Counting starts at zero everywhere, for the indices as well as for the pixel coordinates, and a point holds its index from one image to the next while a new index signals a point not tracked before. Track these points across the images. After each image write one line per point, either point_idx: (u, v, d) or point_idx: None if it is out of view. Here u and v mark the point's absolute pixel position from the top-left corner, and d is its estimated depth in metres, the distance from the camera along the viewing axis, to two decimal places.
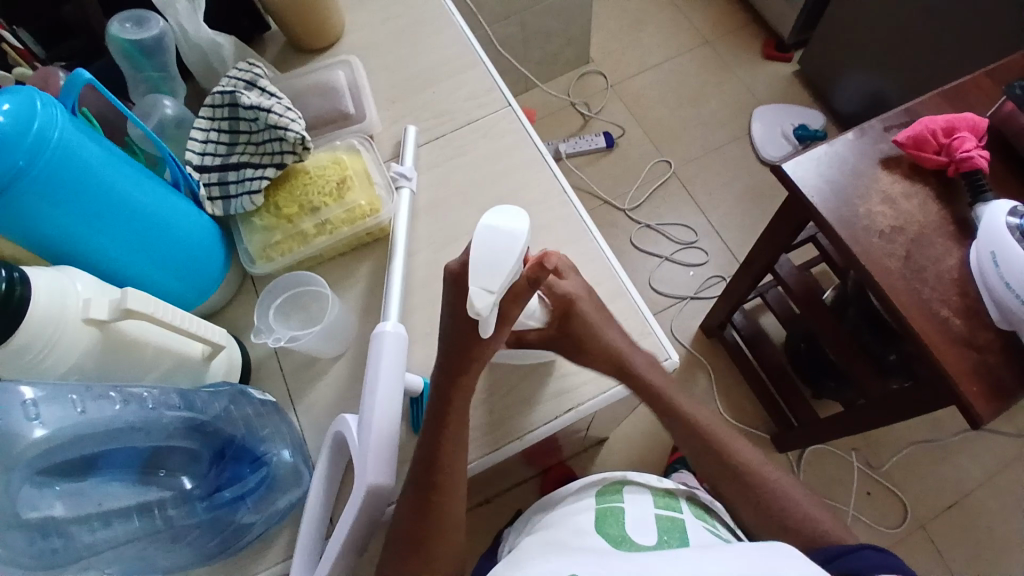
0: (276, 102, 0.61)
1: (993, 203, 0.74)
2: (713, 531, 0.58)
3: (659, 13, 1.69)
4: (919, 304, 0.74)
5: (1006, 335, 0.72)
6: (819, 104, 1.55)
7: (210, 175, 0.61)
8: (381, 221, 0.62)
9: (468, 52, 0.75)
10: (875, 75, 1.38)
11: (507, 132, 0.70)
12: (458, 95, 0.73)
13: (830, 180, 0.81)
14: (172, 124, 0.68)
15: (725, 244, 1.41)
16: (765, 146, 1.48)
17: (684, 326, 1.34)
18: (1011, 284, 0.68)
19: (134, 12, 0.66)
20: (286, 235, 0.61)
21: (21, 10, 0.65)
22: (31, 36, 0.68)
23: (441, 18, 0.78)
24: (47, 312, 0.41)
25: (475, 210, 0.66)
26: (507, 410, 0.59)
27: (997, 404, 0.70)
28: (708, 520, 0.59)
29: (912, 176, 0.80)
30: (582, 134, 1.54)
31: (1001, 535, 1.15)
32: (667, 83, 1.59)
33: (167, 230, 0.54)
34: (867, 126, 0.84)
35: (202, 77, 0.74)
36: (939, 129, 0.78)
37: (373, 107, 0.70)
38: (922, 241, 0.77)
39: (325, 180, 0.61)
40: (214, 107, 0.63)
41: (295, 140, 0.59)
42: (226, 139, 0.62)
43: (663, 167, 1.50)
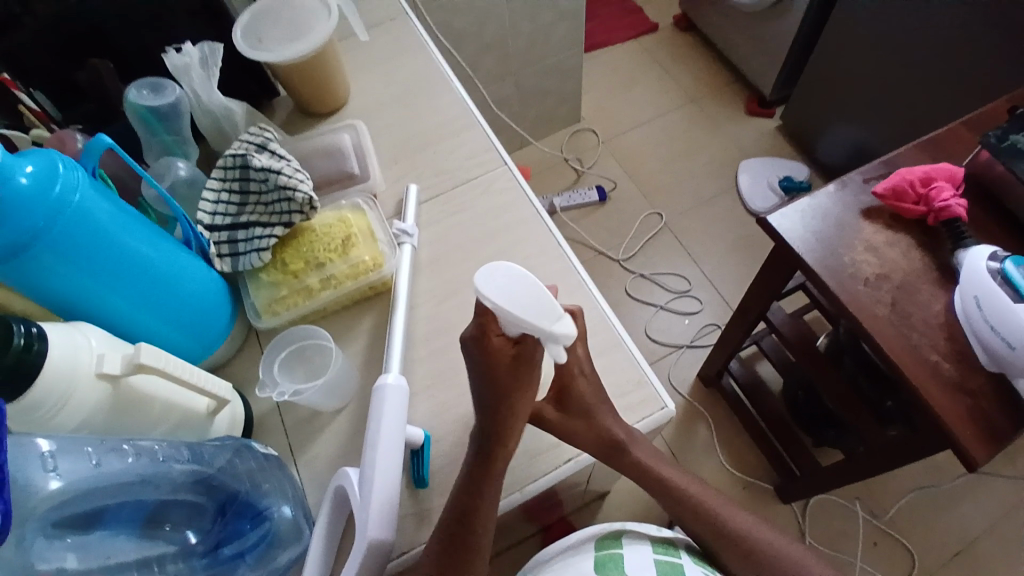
0: (285, 164, 0.64)
1: (974, 249, 0.76)
2: None
3: (646, 73, 1.78)
4: (909, 349, 0.75)
5: (996, 378, 0.73)
6: (803, 156, 1.61)
7: (219, 234, 0.63)
8: (383, 275, 0.64)
9: (467, 114, 0.80)
10: (854, 128, 1.45)
11: (504, 189, 0.73)
12: (457, 155, 0.76)
13: (815, 231, 0.84)
14: (184, 184, 0.71)
15: (718, 292, 1.43)
16: (753, 197, 1.54)
17: (682, 374, 1.34)
18: (995, 327, 0.70)
19: (152, 81, 0.71)
20: (291, 290, 0.63)
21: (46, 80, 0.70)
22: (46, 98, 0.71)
23: (442, 83, 0.83)
24: (61, 367, 0.42)
25: (475, 263, 0.68)
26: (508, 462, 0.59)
27: (994, 448, 0.70)
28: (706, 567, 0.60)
29: (894, 225, 0.84)
30: (575, 188, 1.60)
31: None
32: (656, 139, 1.66)
33: (177, 286, 0.56)
34: (847, 178, 0.88)
35: (213, 140, 0.78)
36: (917, 180, 0.81)
37: (377, 168, 0.74)
38: (908, 288, 0.79)
39: (330, 237, 0.64)
40: (225, 169, 0.66)
41: (303, 200, 0.62)
42: (237, 199, 0.65)
43: (655, 219, 1.54)
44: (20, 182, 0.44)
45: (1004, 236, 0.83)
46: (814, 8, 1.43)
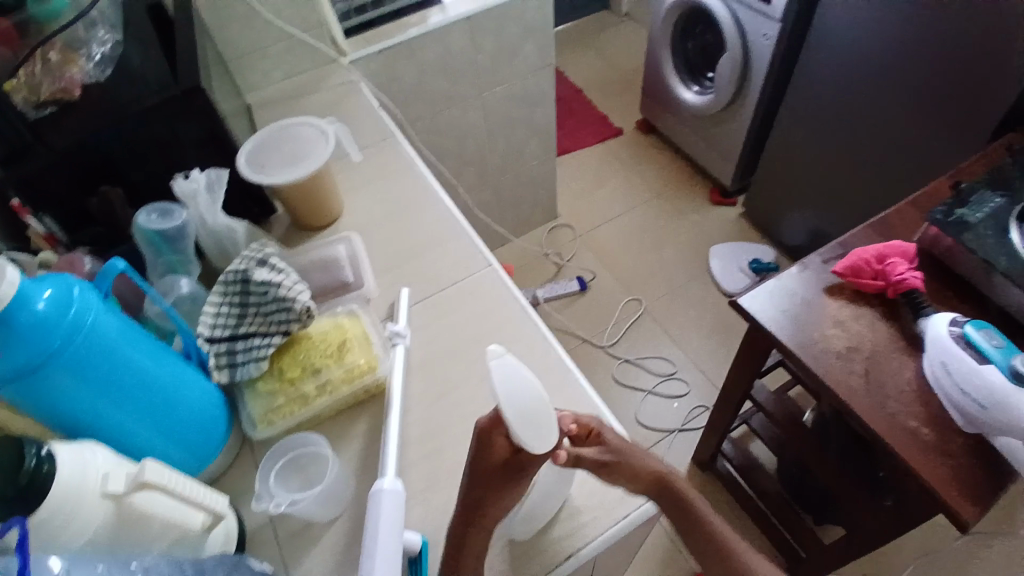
0: (285, 277, 0.68)
1: (934, 317, 0.81)
2: None
3: (615, 172, 1.92)
4: (887, 417, 0.78)
5: (976, 440, 0.75)
6: (768, 239, 1.72)
7: (219, 345, 0.66)
8: (378, 378, 0.67)
9: (453, 222, 0.86)
10: (813, 211, 1.56)
11: (491, 289, 0.78)
12: (445, 260, 0.82)
13: (784, 311, 0.89)
14: (186, 301, 0.75)
15: (704, 374, 1.46)
16: (725, 279, 1.61)
17: (676, 460, 1.34)
18: (965, 389, 0.73)
19: (161, 205, 0.77)
20: (288, 398, 0.65)
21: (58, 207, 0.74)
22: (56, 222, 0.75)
23: (428, 196, 0.90)
24: (68, 486, 0.43)
25: (465, 361, 0.71)
26: (509, 559, 0.59)
27: (983, 506, 0.71)
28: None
29: (857, 299, 0.89)
30: (556, 280, 1.67)
31: None
32: (629, 230, 1.77)
33: (179, 401, 0.57)
34: (808, 261, 0.95)
35: (215, 259, 0.83)
36: (872, 257, 0.87)
37: (370, 276, 0.79)
38: (878, 359, 0.83)
39: (327, 343, 0.67)
40: (225, 284, 0.69)
41: (301, 310, 0.65)
42: (236, 311, 0.68)
43: (635, 305, 1.60)
44: (39, 306, 0.47)
45: (961, 303, 0.88)
46: (760, 109, 1.58)
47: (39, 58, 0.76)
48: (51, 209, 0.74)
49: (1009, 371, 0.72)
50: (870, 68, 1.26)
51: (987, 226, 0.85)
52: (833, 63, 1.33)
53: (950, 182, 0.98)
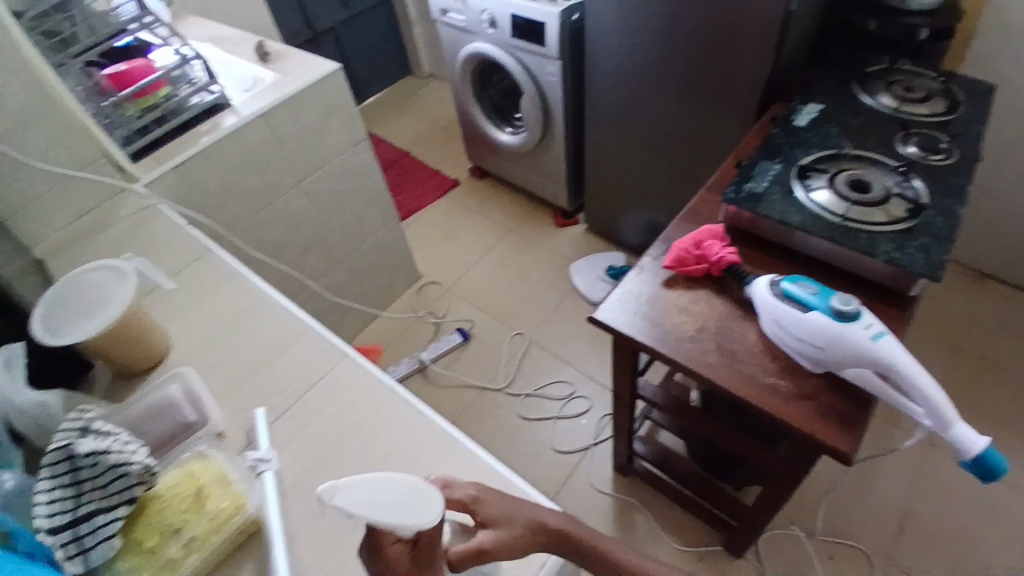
0: (113, 441, 0.61)
1: (757, 282, 0.91)
2: None
3: (464, 220, 1.98)
4: (749, 380, 0.86)
5: (826, 375, 0.85)
6: (615, 244, 1.86)
7: (62, 535, 0.54)
8: (249, 514, 0.61)
9: (297, 322, 0.83)
10: (644, 209, 1.71)
11: (354, 379, 0.75)
12: (294, 365, 0.78)
13: (638, 313, 0.96)
14: (14, 495, 0.61)
15: (596, 383, 1.52)
16: (590, 290, 1.70)
17: (598, 474, 1.37)
18: (802, 337, 0.83)
19: None
20: (153, 570, 0.56)
21: None
22: None
23: (266, 301, 0.86)
24: None
25: (345, 464, 0.68)
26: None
27: (855, 435, 0.79)
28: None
29: (691, 284, 0.98)
30: (438, 337, 1.66)
31: (945, 536, 1.23)
32: (493, 271, 1.81)
33: None
34: (642, 263, 1.03)
35: (40, 438, 0.70)
36: (689, 245, 0.98)
37: (213, 407, 0.72)
38: (723, 331, 0.92)
39: (180, 497, 0.59)
40: (51, 463, 0.58)
41: (141, 470, 0.58)
42: (70, 490, 0.56)
43: (518, 339, 1.64)
44: None
45: (774, 262, 0.99)
46: (570, 135, 1.73)
47: None
48: None
49: (832, 311, 0.81)
50: (643, 83, 1.43)
51: (770, 194, 0.97)
52: (615, 84, 1.49)
53: (734, 163, 1.13)
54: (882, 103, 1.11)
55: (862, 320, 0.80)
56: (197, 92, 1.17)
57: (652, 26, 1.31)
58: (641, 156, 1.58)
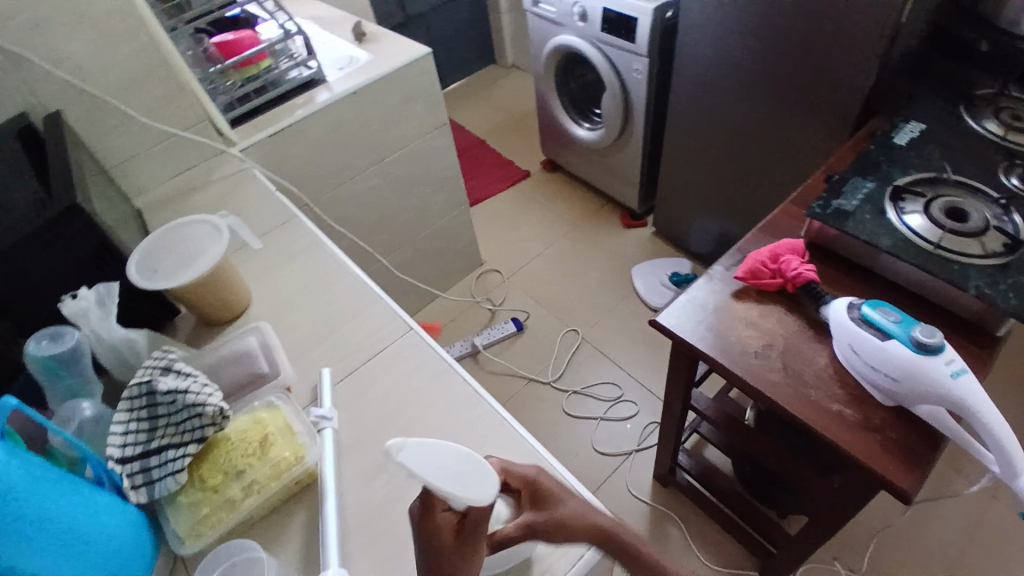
0: (192, 382, 0.65)
1: (834, 303, 0.86)
2: None
3: (530, 211, 1.98)
4: (811, 404, 0.82)
5: (897, 409, 0.80)
6: (682, 251, 1.81)
7: (131, 465, 0.61)
8: (307, 467, 0.64)
9: (368, 293, 0.86)
10: (717, 218, 1.65)
11: (415, 353, 0.78)
12: (362, 334, 0.81)
13: (701, 321, 0.94)
14: (91, 424, 0.69)
15: (647, 390, 1.50)
16: (651, 295, 1.67)
17: (638, 480, 1.35)
18: (875, 366, 0.78)
19: (50, 329, 0.73)
20: (213, 506, 0.61)
21: None
22: None
23: (340, 270, 0.90)
24: None
25: (398, 432, 0.70)
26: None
27: (920, 474, 0.75)
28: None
29: (762, 298, 0.95)
30: (492, 324, 1.68)
31: None
32: (554, 265, 1.81)
33: (98, 540, 0.54)
34: (712, 271, 1.00)
35: (120, 372, 0.77)
36: (766, 258, 0.94)
37: (287, 364, 0.75)
38: (790, 350, 0.88)
39: (247, 441, 0.63)
40: (132, 399, 0.66)
41: (214, 413, 0.62)
42: (146, 425, 0.64)
43: (572, 336, 1.63)
44: None
45: (853, 284, 0.93)
46: (649, 135, 1.69)
47: None
48: None
49: (912, 342, 0.76)
50: (734, 84, 1.38)
51: (863, 213, 0.91)
52: (702, 86, 1.45)
53: (824, 176, 1.07)
54: (986, 130, 1.01)
55: (944, 355, 0.75)
56: (296, 66, 1.23)
57: (750, 27, 1.26)
58: (720, 163, 1.54)
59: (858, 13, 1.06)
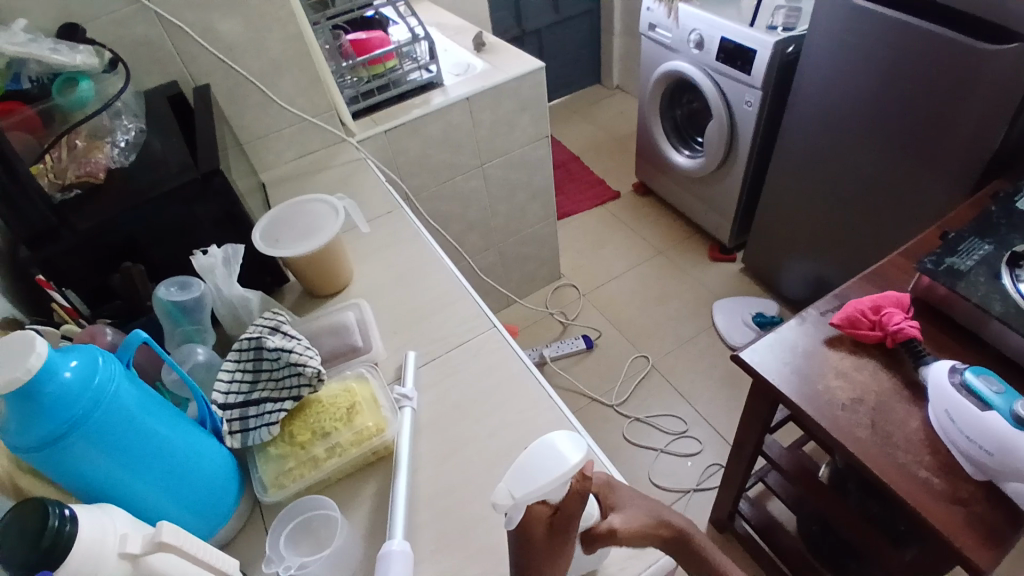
0: (297, 343, 0.71)
1: (936, 364, 0.80)
2: None
3: (615, 232, 1.98)
4: (896, 466, 0.76)
5: (987, 484, 0.73)
6: (771, 291, 1.75)
7: (232, 411, 0.68)
8: (386, 440, 0.68)
9: (457, 286, 0.90)
10: (813, 262, 1.58)
11: (494, 348, 0.80)
12: (449, 323, 0.85)
13: (786, 364, 0.90)
14: (202, 368, 0.76)
15: (715, 430, 1.45)
16: (731, 333, 1.62)
17: (693, 522, 1.30)
18: (972, 437, 0.72)
19: (180, 278, 0.80)
20: (298, 461, 0.67)
21: (73, 277, 0.78)
22: (79, 296, 0.79)
23: (434, 260, 0.95)
24: (88, 547, 0.44)
25: (468, 420, 0.73)
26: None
27: (1000, 553, 0.68)
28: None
29: (857, 350, 0.90)
30: (562, 338, 1.69)
31: None
32: (631, 288, 1.80)
33: (196, 470, 0.59)
34: (805, 313, 0.96)
35: (229, 326, 0.85)
36: (867, 308, 0.89)
37: (378, 341, 0.81)
38: (883, 408, 0.82)
39: (336, 407, 0.69)
40: (241, 350, 0.73)
41: (312, 374, 0.68)
42: (249, 377, 0.71)
43: (641, 362, 1.61)
44: (65, 376, 0.49)
45: (962, 350, 0.87)
46: (751, 170, 1.65)
47: (65, 145, 0.83)
48: (75, 285, 0.78)
49: (1010, 416, 0.70)
50: (850, 125, 1.32)
51: (978, 273, 0.85)
52: (813, 125, 1.40)
53: (940, 231, 1.00)
54: None
55: None
56: (418, 69, 1.31)
57: (873, 71, 1.21)
58: (822, 204, 1.47)
59: (996, 65, 1.00)
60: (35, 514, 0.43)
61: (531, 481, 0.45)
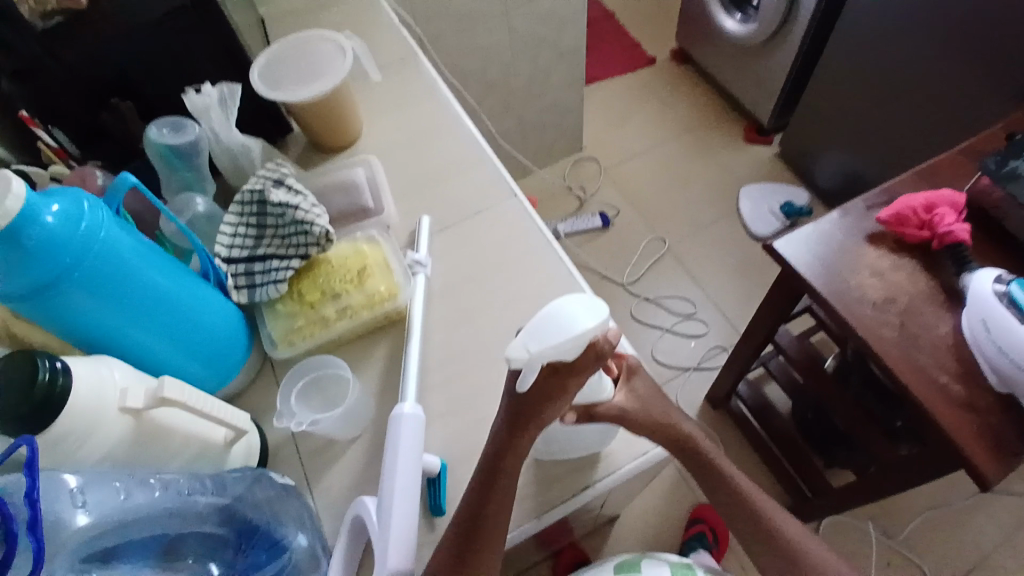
0: (303, 199, 0.66)
1: (980, 272, 0.76)
2: None
3: (645, 103, 1.83)
4: (917, 369, 0.75)
5: (1006, 398, 0.72)
6: (802, 180, 1.64)
7: (237, 266, 0.65)
8: (398, 305, 0.66)
9: (476, 149, 0.82)
10: (850, 152, 1.46)
11: (514, 219, 0.75)
12: (467, 187, 0.79)
13: (820, 257, 0.85)
14: (203, 220, 0.72)
15: (723, 316, 1.44)
16: (754, 222, 1.56)
17: (688, 396, 1.34)
18: (1005, 349, 0.69)
19: (173, 119, 0.73)
20: (308, 320, 0.65)
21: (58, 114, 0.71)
22: (67, 136, 0.72)
23: (450, 119, 0.86)
24: (86, 402, 0.44)
25: (483, 291, 0.70)
26: (547, 479, 0.59)
27: (1008, 464, 0.69)
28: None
29: (897, 249, 0.84)
30: (578, 214, 1.63)
31: None
32: (656, 167, 1.70)
33: (202, 323, 0.57)
34: (849, 205, 0.89)
35: (230, 176, 0.80)
36: (919, 206, 0.81)
37: (390, 202, 0.77)
38: (914, 310, 0.79)
39: (346, 269, 0.66)
40: (243, 203, 0.68)
41: (320, 234, 0.64)
42: (254, 233, 0.67)
43: (657, 244, 1.56)
44: (48, 221, 0.45)
45: (1010, 260, 0.81)
46: (806, 45, 1.47)
47: None
48: (62, 123, 0.71)
49: None
50: None
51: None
52: None
53: (1005, 131, 0.89)
54: None
55: None
56: None
57: None
58: (875, 92, 1.33)
59: None
60: (24, 367, 0.42)
61: (548, 341, 0.46)
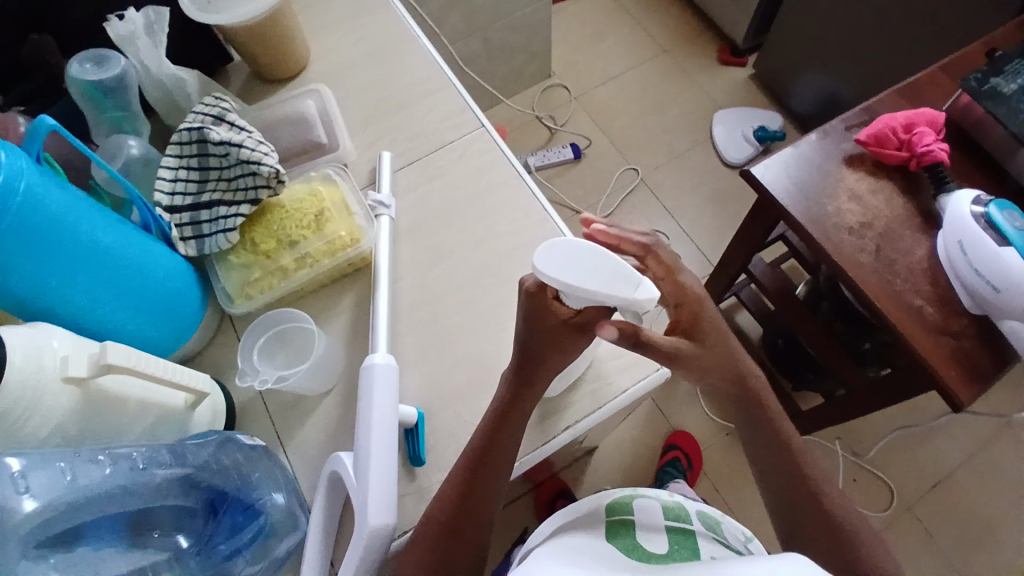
0: (246, 136, 0.60)
1: (958, 194, 0.75)
2: (725, 544, 0.56)
3: (616, 23, 1.73)
4: (893, 295, 0.75)
5: (980, 320, 0.73)
6: (777, 105, 1.59)
7: (181, 215, 0.60)
8: (362, 251, 0.62)
9: (437, 76, 0.75)
10: (827, 73, 1.41)
11: (483, 154, 0.70)
12: (428, 120, 0.73)
13: (797, 182, 0.82)
14: (139, 163, 0.65)
15: (697, 247, 1.43)
16: (728, 149, 1.52)
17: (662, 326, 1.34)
18: (982, 272, 0.69)
19: (95, 52, 0.64)
20: (264, 271, 0.60)
21: None
22: None
23: (408, 42, 0.78)
24: (23, 374, 0.39)
25: (450, 234, 0.66)
26: (538, 415, 0.58)
27: (978, 386, 0.71)
28: (718, 532, 0.58)
29: (876, 172, 0.82)
30: (549, 146, 1.57)
31: (997, 514, 1.12)
32: (627, 93, 1.63)
33: (146, 281, 0.52)
34: (829, 126, 0.85)
35: (166, 114, 0.72)
36: (899, 126, 0.79)
37: (346, 136, 0.71)
38: (891, 235, 0.78)
39: (302, 213, 0.61)
40: (181, 144, 0.61)
41: (269, 174, 0.58)
42: (196, 176, 0.61)
43: (631, 175, 1.52)
44: None
45: (988, 181, 0.80)
46: None
47: None
48: None
49: None
50: None
51: (1021, 99, 0.75)
52: None
53: (987, 48, 0.85)
54: None
55: None
56: None
57: None
58: (849, 11, 1.27)
59: None
60: None
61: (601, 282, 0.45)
